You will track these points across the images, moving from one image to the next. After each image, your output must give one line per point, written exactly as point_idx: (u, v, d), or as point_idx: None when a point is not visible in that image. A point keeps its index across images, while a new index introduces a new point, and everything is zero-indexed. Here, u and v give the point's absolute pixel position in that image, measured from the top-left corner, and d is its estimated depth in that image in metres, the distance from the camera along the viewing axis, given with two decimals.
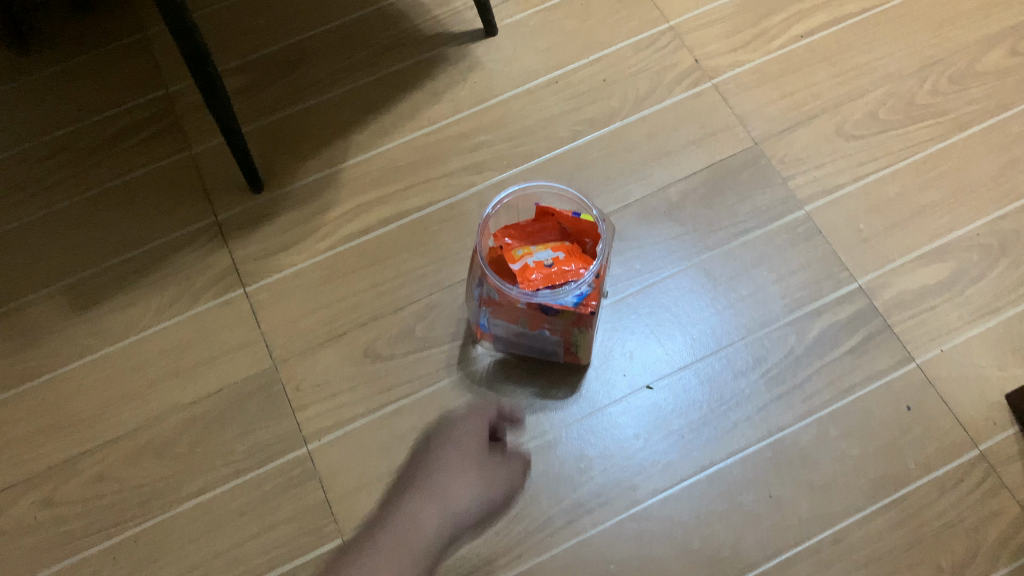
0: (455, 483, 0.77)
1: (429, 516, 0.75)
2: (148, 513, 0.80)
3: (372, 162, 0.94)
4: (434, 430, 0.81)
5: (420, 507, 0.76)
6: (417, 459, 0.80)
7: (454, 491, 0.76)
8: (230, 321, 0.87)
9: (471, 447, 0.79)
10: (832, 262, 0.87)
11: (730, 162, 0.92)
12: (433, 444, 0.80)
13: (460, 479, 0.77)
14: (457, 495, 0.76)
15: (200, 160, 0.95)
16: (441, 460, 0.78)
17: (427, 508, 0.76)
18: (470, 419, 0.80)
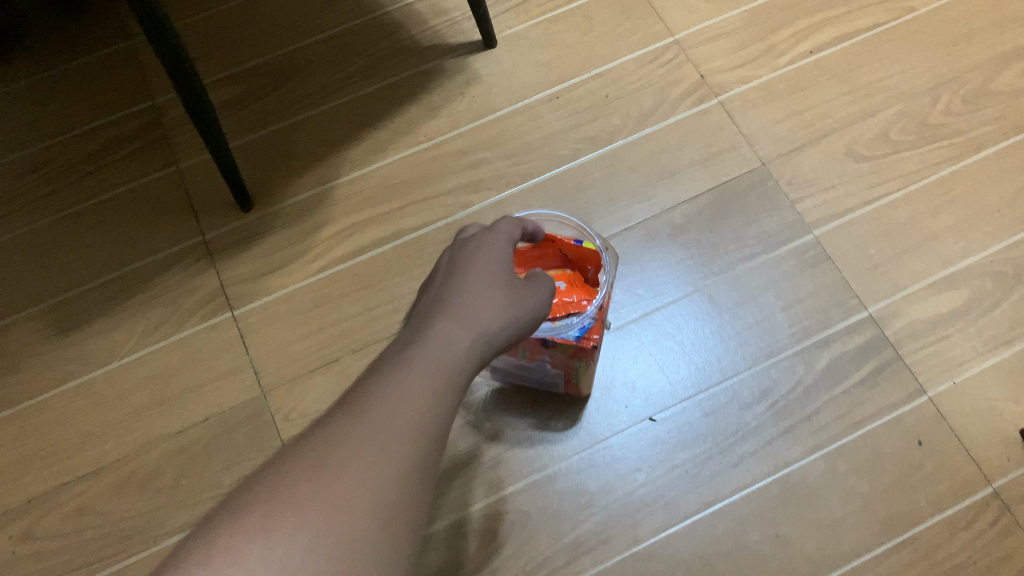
0: (485, 306, 0.55)
1: (461, 334, 0.52)
2: (130, 549, 0.76)
3: (366, 180, 0.91)
4: (447, 263, 0.60)
5: (444, 324, 0.52)
6: (426, 302, 0.56)
7: (487, 333, 0.54)
8: (217, 347, 0.84)
9: (498, 250, 0.61)
10: (841, 289, 0.84)
11: (737, 183, 0.89)
12: (448, 280, 0.58)
13: (493, 309, 0.55)
14: (489, 305, 0.55)
15: (186, 176, 0.91)
16: (461, 275, 0.57)
17: (451, 327, 0.52)
18: (489, 239, 0.61)
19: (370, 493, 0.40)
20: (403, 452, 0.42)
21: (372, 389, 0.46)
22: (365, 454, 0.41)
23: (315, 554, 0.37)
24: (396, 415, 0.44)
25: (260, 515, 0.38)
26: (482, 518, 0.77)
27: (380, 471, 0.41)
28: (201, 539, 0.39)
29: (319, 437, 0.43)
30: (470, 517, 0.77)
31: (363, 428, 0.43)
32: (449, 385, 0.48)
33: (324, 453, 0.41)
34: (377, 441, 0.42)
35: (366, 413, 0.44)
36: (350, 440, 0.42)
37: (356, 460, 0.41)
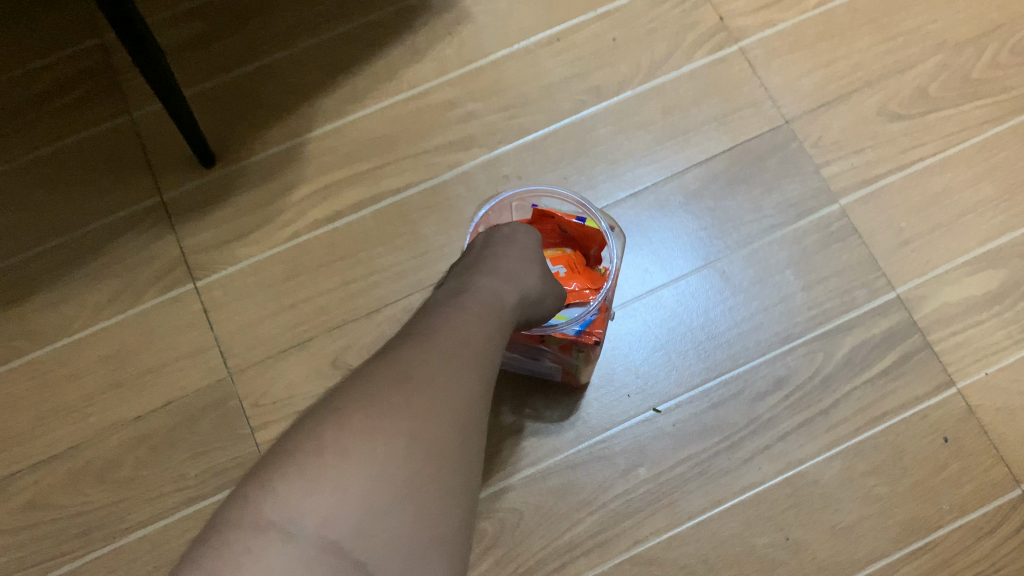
0: (526, 274, 0.57)
1: (510, 292, 0.53)
2: (86, 547, 0.70)
3: (343, 134, 0.81)
4: (480, 242, 0.62)
5: (493, 281, 0.53)
6: (465, 268, 0.58)
7: (532, 300, 0.56)
8: (179, 323, 0.76)
9: (524, 236, 0.63)
10: (868, 268, 0.77)
11: (756, 144, 0.80)
12: (484, 253, 0.59)
13: (534, 278, 0.58)
14: (530, 271, 0.57)
15: (142, 128, 0.81)
16: (500, 247, 0.59)
17: (497, 283, 0.53)
18: (524, 225, 0.63)
19: (454, 410, 0.39)
20: (477, 377, 0.42)
21: (437, 321, 0.45)
22: (448, 369, 0.41)
23: (416, 457, 0.36)
24: (467, 345, 0.44)
25: (361, 411, 0.36)
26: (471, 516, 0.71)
27: (462, 389, 0.41)
28: (292, 435, 0.36)
29: (394, 354, 0.41)
30: None
31: (442, 349, 0.42)
32: (501, 333, 0.49)
33: (409, 363, 0.40)
34: (456, 362, 0.42)
35: (438, 335, 0.43)
36: (435, 357, 0.41)
37: (442, 375, 0.40)
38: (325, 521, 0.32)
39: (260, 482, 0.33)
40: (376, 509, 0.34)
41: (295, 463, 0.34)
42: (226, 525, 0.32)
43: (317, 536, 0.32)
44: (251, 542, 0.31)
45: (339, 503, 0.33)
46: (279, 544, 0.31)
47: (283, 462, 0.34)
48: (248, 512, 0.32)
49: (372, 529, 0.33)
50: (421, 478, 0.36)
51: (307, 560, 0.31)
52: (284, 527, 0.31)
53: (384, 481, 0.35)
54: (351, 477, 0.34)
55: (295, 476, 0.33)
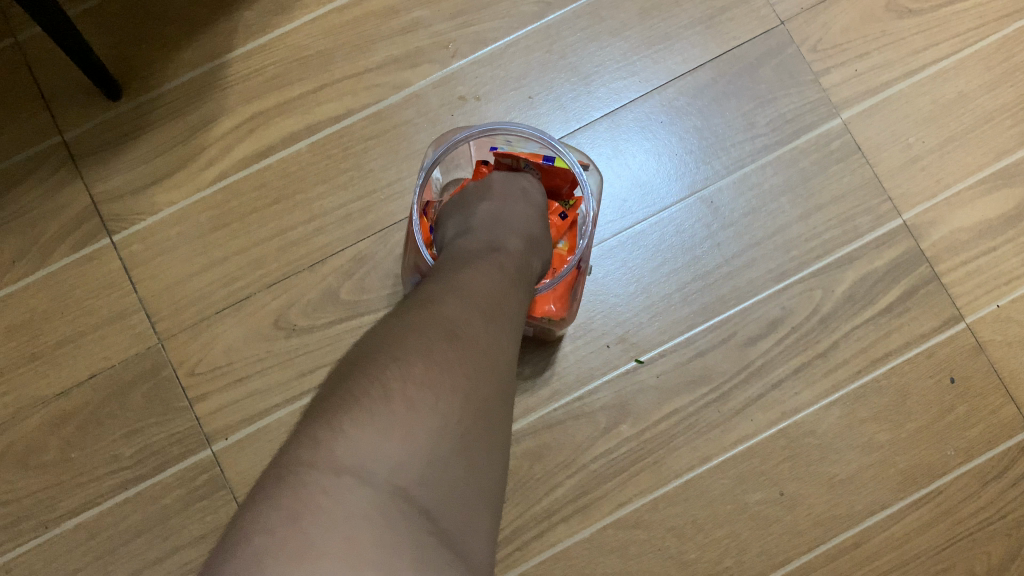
0: (543, 236, 0.52)
1: (536, 253, 0.48)
2: (18, 539, 0.64)
3: (270, 53, 0.69)
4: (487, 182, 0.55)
5: (519, 241, 0.47)
6: (481, 215, 0.51)
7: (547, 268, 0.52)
8: (96, 284, 0.66)
9: (530, 188, 0.56)
10: (872, 190, 0.68)
11: (748, 51, 0.70)
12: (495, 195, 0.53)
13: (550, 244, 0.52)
14: (546, 236, 0.52)
15: (29, 53, 0.68)
16: (516, 198, 0.53)
17: (520, 233, 0.49)
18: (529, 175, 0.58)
19: (502, 371, 0.35)
20: (514, 335, 0.38)
21: (468, 271, 0.40)
22: (492, 324, 0.36)
23: (473, 410, 0.32)
24: (506, 300, 0.39)
25: (416, 359, 0.31)
26: None
27: (507, 345, 0.36)
28: (340, 384, 0.31)
29: (432, 300, 0.37)
30: None
31: (483, 301, 0.37)
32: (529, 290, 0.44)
33: (456, 313, 0.35)
34: (498, 317, 0.37)
35: (474, 287, 0.38)
36: (478, 307, 0.37)
37: (486, 327, 0.36)
38: (394, 467, 0.27)
39: (320, 425, 0.28)
40: (441, 461, 0.29)
41: (354, 405, 0.29)
42: (284, 468, 0.27)
43: (390, 485, 0.27)
44: (323, 484, 0.26)
45: (409, 451, 0.28)
46: (355, 487, 0.26)
47: (337, 407, 0.29)
48: (313, 455, 0.27)
49: (440, 483, 0.29)
50: (481, 435, 0.32)
51: (385, 508, 0.26)
52: (357, 473, 0.26)
53: (445, 435, 0.30)
54: (415, 426, 0.29)
55: (360, 419, 0.28)
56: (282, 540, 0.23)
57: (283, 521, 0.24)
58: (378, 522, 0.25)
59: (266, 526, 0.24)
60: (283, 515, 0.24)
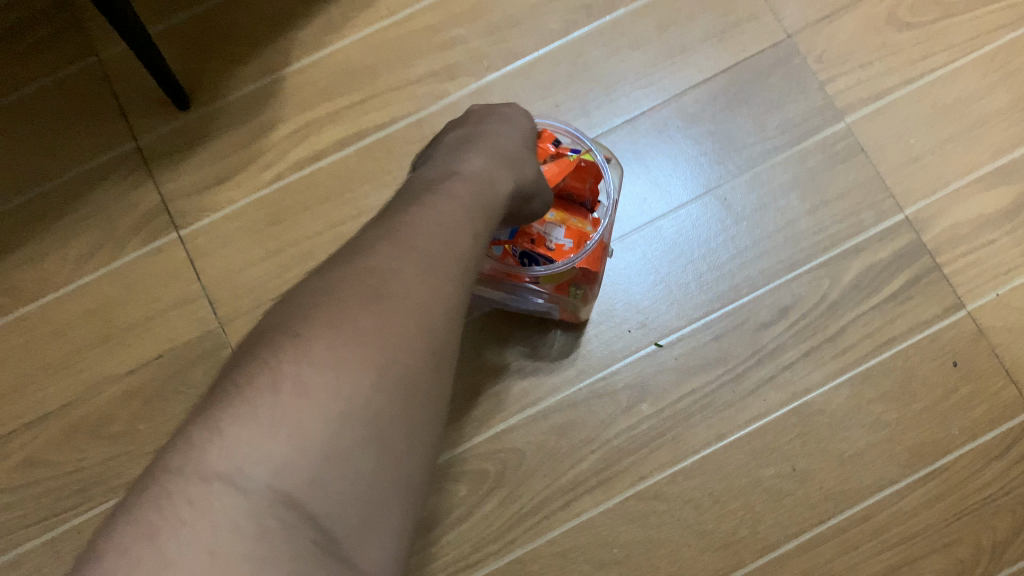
0: (523, 162, 0.55)
1: (503, 178, 0.51)
2: (88, 502, 0.70)
3: (322, 67, 0.77)
4: (476, 117, 0.60)
5: (481, 161, 0.51)
6: (452, 147, 0.55)
7: (535, 189, 0.55)
8: (164, 273, 0.74)
9: (520, 122, 0.60)
10: (875, 188, 0.73)
11: (757, 61, 0.76)
12: (477, 127, 0.58)
13: (531, 170, 0.55)
14: (527, 158, 0.55)
15: (110, 69, 0.77)
16: (495, 124, 0.58)
17: (490, 163, 0.51)
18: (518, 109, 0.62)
19: (428, 334, 0.36)
20: (455, 292, 0.39)
21: (413, 218, 0.42)
22: (423, 286, 0.38)
23: (382, 389, 0.33)
24: (448, 255, 0.40)
25: (322, 341, 0.33)
26: (474, 458, 0.71)
27: (442, 304, 0.38)
28: (251, 362, 0.33)
29: (364, 260, 0.38)
30: (461, 457, 0.71)
31: (418, 262, 0.39)
32: (491, 217, 0.47)
33: (381, 278, 0.37)
34: (434, 277, 0.38)
35: (415, 243, 0.40)
36: (408, 268, 0.38)
37: (414, 292, 0.37)
38: (280, 466, 0.29)
39: (204, 426, 0.31)
40: (340, 449, 0.31)
41: (245, 401, 0.31)
42: (161, 479, 0.29)
43: (270, 488, 0.29)
44: (194, 496, 0.28)
45: (300, 445, 0.30)
46: (226, 496, 0.28)
47: (233, 399, 0.31)
48: (194, 460, 0.29)
49: (333, 471, 0.30)
50: (394, 412, 0.33)
51: (257, 516, 0.28)
52: (231, 479, 0.29)
53: (347, 422, 0.31)
54: (306, 417, 0.31)
55: (244, 415, 0.30)
56: (135, 560, 0.26)
57: (144, 535, 0.27)
58: (244, 532, 0.28)
59: (128, 537, 0.27)
60: (146, 528, 0.27)
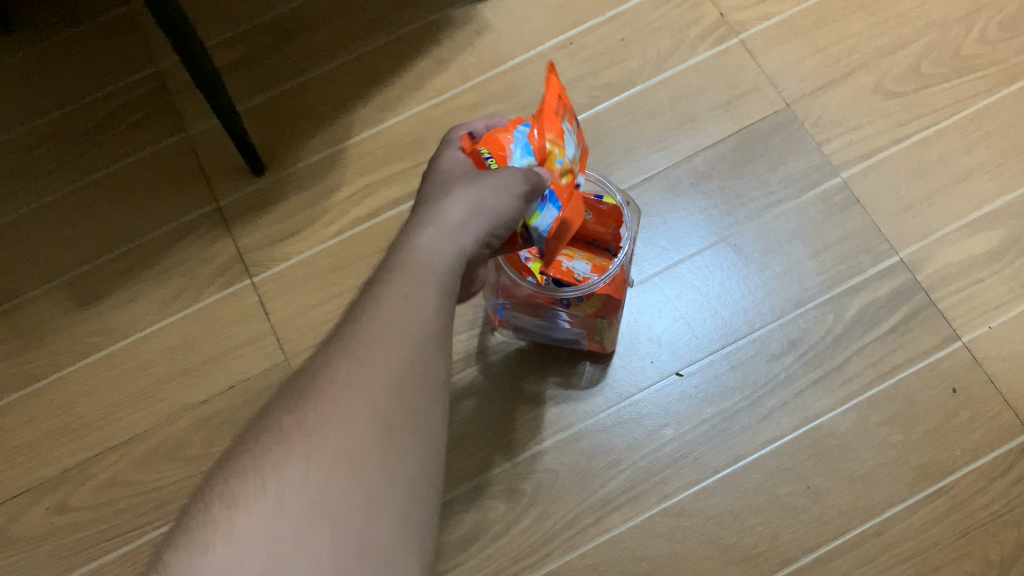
0: (448, 196, 0.52)
1: (425, 233, 0.49)
2: (164, 518, 0.78)
3: (378, 139, 0.88)
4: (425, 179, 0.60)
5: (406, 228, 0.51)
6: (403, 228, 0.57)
7: (480, 202, 0.50)
8: (237, 314, 0.83)
9: (450, 165, 0.57)
10: (871, 234, 0.82)
11: (760, 126, 0.86)
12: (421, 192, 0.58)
13: (459, 198, 0.51)
14: (449, 198, 0.52)
15: (196, 143, 0.89)
16: (426, 185, 0.57)
17: (418, 225, 0.51)
18: (457, 148, 0.59)
19: (364, 413, 0.39)
20: (391, 357, 0.42)
21: (349, 318, 0.46)
22: (351, 371, 0.41)
23: (317, 478, 0.37)
24: (389, 329, 0.43)
25: (255, 461, 0.39)
26: (511, 478, 0.78)
27: (373, 378, 0.41)
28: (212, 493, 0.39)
29: (306, 373, 0.43)
30: (499, 477, 0.78)
31: (358, 349, 0.42)
32: (411, 275, 0.46)
33: (311, 383, 0.42)
34: (372, 357, 0.42)
35: (348, 336, 0.44)
36: (337, 361, 0.42)
37: (341, 380, 0.41)
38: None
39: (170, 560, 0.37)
40: (280, 541, 0.35)
41: (199, 530, 0.37)
42: None
43: None
44: None
45: (238, 552, 0.35)
46: None
47: (191, 530, 0.37)
48: None
49: (282, 562, 0.35)
50: (331, 490, 0.37)
51: None
52: None
53: (282, 517, 0.36)
54: (246, 524, 0.36)
55: (195, 543, 0.36)
56: None
57: None
58: None
59: None
60: None
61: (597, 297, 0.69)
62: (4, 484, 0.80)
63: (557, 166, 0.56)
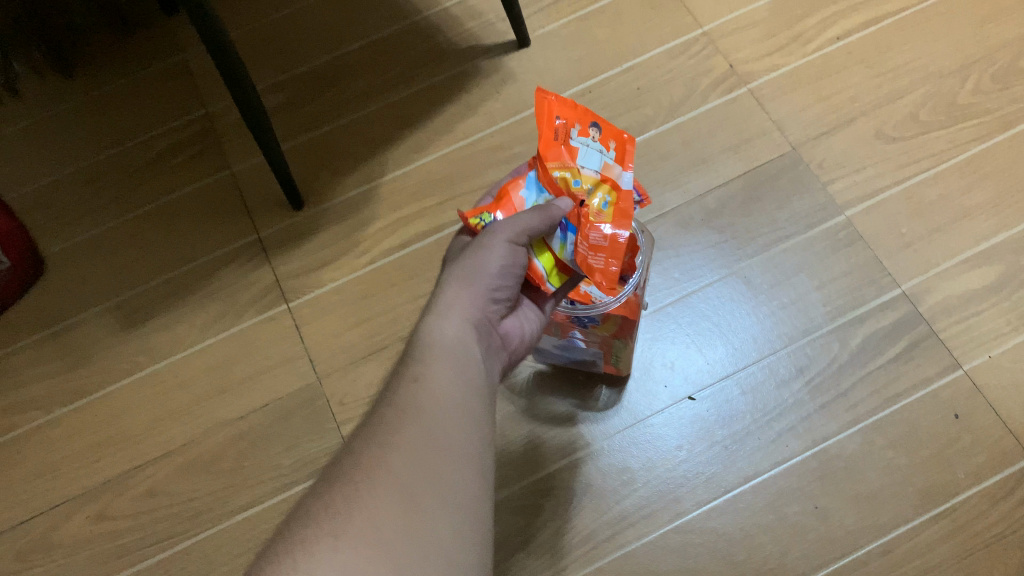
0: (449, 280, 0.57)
1: (433, 321, 0.55)
2: (197, 528, 0.81)
3: (409, 177, 0.95)
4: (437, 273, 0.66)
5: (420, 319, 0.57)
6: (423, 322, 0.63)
7: (471, 265, 0.56)
8: (273, 337, 0.89)
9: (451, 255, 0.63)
10: (874, 268, 0.86)
11: (767, 168, 0.92)
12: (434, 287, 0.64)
13: (454, 277, 0.56)
14: (449, 282, 0.57)
15: (240, 178, 0.97)
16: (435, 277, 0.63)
17: (428, 314, 0.56)
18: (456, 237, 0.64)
19: (387, 486, 0.43)
20: (414, 439, 0.46)
21: (370, 415, 0.49)
22: (377, 458, 0.45)
23: (355, 552, 0.40)
24: (405, 412, 0.48)
25: (292, 543, 0.41)
26: (530, 494, 0.81)
27: (398, 461, 0.44)
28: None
29: (331, 470, 0.46)
30: (519, 494, 0.81)
31: (381, 438, 0.46)
32: (423, 358, 0.52)
33: (339, 474, 0.45)
34: (392, 440, 0.46)
35: (371, 430, 0.47)
36: (363, 452, 0.45)
37: (369, 468, 0.44)
38: None
39: None
40: None
41: None
42: None
43: None
44: None
45: None
46: None
47: None
48: None
49: None
50: (370, 560, 0.39)
51: None
52: None
53: None
54: None
55: None
56: None
57: None
58: None
59: None
60: None
61: (613, 320, 0.72)
62: (48, 493, 0.84)
63: (577, 189, 0.58)
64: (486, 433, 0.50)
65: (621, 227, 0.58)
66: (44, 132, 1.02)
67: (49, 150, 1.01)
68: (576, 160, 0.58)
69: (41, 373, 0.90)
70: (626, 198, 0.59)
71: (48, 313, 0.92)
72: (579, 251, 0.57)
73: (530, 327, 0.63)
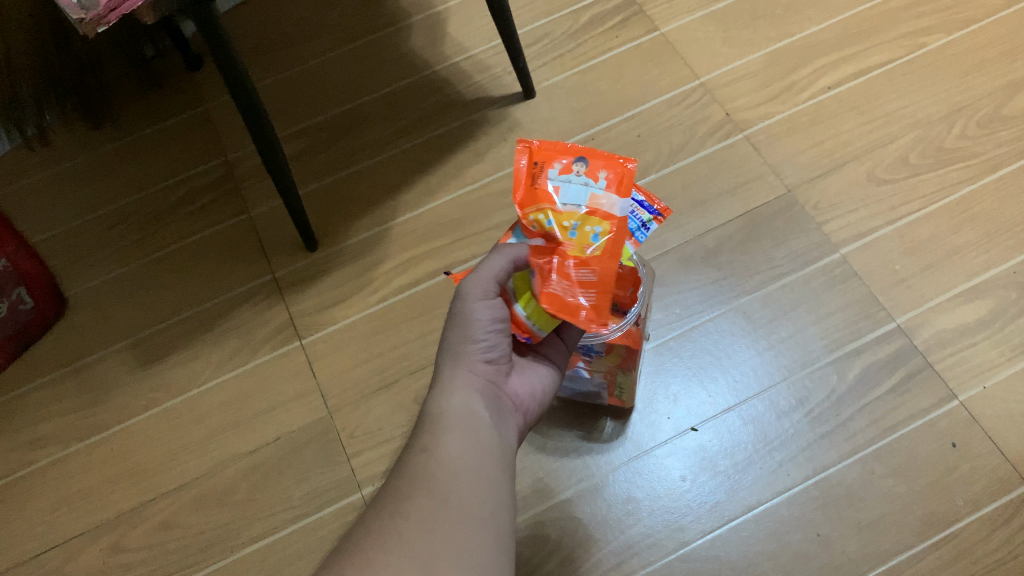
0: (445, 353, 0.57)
1: (436, 397, 0.55)
2: (209, 559, 0.83)
3: (419, 220, 0.99)
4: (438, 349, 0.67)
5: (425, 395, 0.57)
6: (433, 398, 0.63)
7: (461, 333, 0.56)
8: (287, 372, 0.91)
9: None
10: (869, 303, 0.89)
11: (764, 209, 0.95)
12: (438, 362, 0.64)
13: (448, 350, 0.57)
14: (445, 355, 0.57)
15: (257, 222, 1.01)
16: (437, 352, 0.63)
17: (431, 389, 0.56)
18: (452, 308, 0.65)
19: (400, 556, 0.44)
20: (426, 509, 0.47)
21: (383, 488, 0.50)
22: (392, 528, 0.46)
23: None
24: (417, 483, 0.49)
25: None
26: (538, 524, 0.83)
27: (412, 531, 0.45)
28: None
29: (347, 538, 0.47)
30: (527, 524, 0.83)
31: (395, 508, 0.47)
32: (431, 433, 0.52)
33: (354, 543, 0.45)
34: (405, 510, 0.47)
35: (385, 501, 0.48)
36: (378, 522, 0.46)
37: (383, 537, 0.45)
38: None
39: None
40: None
41: None
42: None
43: None
44: None
45: None
46: None
47: None
48: None
49: None
50: None
51: None
52: None
53: None
54: None
55: None
56: None
57: None
58: None
59: None
60: None
61: (617, 351, 0.74)
62: (63, 525, 0.86)
63: (555, 228, 0.55)
64: (501, 499, 0.50)
65: (610, 262, 0.53)
66: (70, 180, 1.07)
67: (75, 197, 1.06)
68: (555, 200, 0.55)
69: (59, 409, 0.92)
70: (619, 226, 0.55)
71: (68, 351, 0.95)
72: (555, 292, 0.52)
73: (542, 381, 0.63)
